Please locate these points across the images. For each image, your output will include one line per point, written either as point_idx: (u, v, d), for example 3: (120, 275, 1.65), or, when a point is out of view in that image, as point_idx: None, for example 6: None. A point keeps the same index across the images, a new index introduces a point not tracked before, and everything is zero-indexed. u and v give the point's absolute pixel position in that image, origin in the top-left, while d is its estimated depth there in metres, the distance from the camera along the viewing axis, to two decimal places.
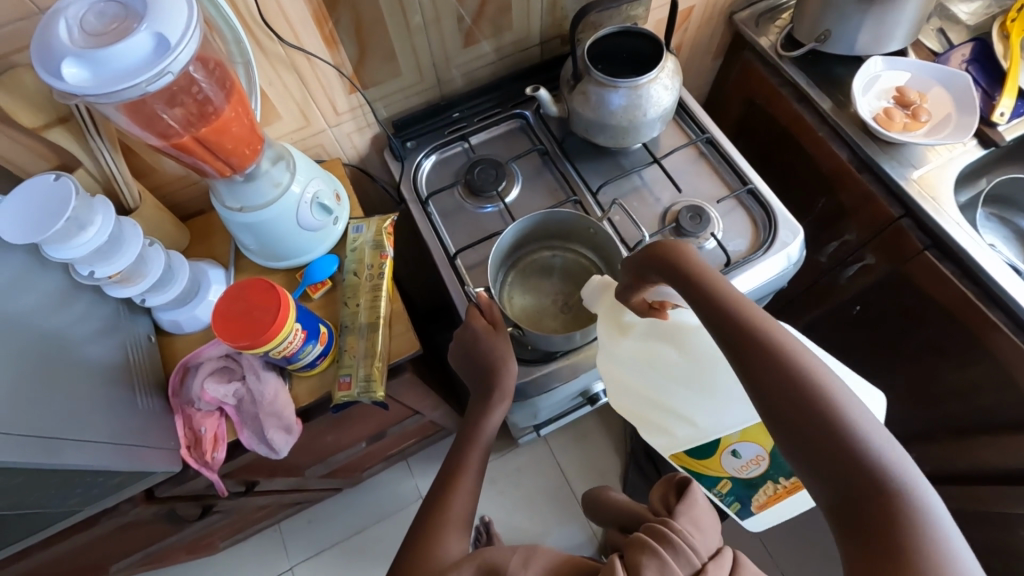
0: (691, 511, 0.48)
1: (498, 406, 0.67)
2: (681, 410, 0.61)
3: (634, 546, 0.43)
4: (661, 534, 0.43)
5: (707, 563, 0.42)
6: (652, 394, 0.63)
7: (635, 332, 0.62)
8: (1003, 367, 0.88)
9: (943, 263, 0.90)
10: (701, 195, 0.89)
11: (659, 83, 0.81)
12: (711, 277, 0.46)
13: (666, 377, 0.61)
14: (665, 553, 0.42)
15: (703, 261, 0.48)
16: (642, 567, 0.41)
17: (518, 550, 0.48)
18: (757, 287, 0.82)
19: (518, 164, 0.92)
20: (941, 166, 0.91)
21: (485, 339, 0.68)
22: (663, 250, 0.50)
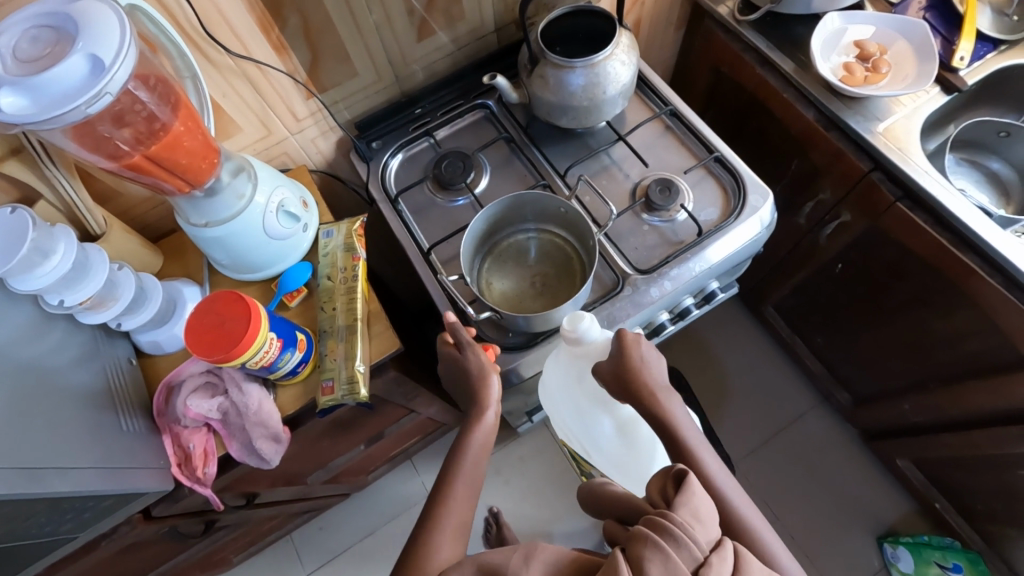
0: (691, 502, 0.47)
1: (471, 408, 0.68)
2: (587, 446, 0.87)
3: (635, 539, 0.44)
4: (660, 526, 0.44)
5: (710, 555, 0.43)
6: (571, 425, 0.84)
7: (581, 393, 0.77)
8: (984, 310, 0.89)
9: (915, 213, 0.90)
10: (669, 167, 0.89)
11: (616, 59, 0.81)
12: (661, 404, 0.61)
13: (590, 426, 0.80)
14: (667, 545, 0.42)
15: (657, 387, 0.61)
16: (645, 561, 0.42)
17: (520, 549, 0.47)
18: (732, 254, 0.82)
19: (485, 154, 0.93)
20: (907, 117, 0.91)
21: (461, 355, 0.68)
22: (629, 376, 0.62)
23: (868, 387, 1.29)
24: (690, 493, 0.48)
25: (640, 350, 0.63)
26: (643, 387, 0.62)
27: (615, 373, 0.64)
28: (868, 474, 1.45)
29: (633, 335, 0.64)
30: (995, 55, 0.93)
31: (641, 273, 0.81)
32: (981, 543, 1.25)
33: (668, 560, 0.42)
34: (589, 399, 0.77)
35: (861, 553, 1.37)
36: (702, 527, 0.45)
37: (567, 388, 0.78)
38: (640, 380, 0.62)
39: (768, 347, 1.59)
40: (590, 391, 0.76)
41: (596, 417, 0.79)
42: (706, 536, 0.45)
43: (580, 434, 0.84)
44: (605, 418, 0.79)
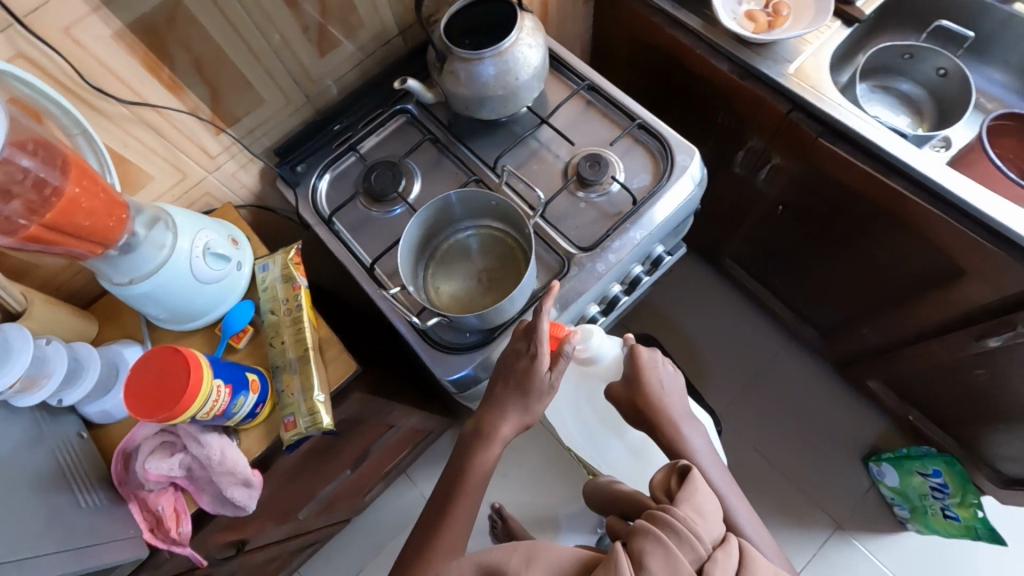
0: (692, 497, 0.53)
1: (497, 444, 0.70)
2: (597, 457, 1.01)
3: (638, 534, 0.50)
4: (666, 524, 0.50)
5: (715, 553, 0.49)
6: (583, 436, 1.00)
7: (593, 408, 0.93)
8: (915, 229, 0.93)
9: (839, 146, 0.92)
10: (596, 141, 0.90)
11: (522, 43, 0.80)
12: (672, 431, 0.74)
13: (599, 436, 0.96)
14: (668, 540, 0.48)
15: (669, 418, 0.75)
16: (646, 554, 0.48)
17: (523, 550, 0.53)
18: (670, 217, 0.83)
19: (413, 159, 0.91)
20: (815, 54, 0.93)
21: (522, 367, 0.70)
22: (645, 406, 0.76)
23: (831, 319, 1.34)
24: (691, 490, 0.54)
25: (653, 372, 0.77)
26: (657, 415, 0.75)
27: (631, 401, 0.77)
28: (845, 400, 1.50)
29: (647, 357, 0.78)
30: None
31: (584, 251, 0.81)
32: (957, 446, 1.31)
33: (670, 555, 0.48)
34: (598, 417, 0.94)
35: (850, 476, 1.44)
36: (705, 525, 0.51)
37: (580, 402, 0.94)
38: (654, 402, 0.76)
39: (733, 296, 1.63)
40: (599, 411, 0.93)
41: (606, 429, 0.95)
42: (708, 532, 0.50)
43: (590, 445, 1.00)
44: (612, 434, 0.95)
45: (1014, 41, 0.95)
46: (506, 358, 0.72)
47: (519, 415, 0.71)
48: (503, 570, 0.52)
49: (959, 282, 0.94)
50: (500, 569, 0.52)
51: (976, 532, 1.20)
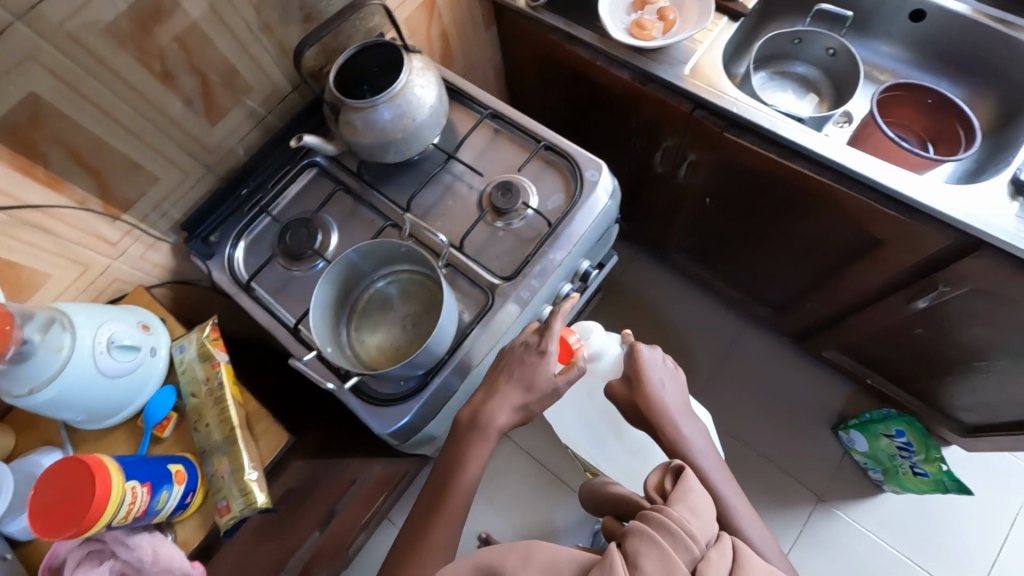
0: (686, 498, 0.56)
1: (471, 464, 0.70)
2: (595, 454, 1.09)
3: (636, 537, 0.53)
4: (661, 525, 0.53)
5: (709, 551, 0.52)
6: (584, 432, 1.07)
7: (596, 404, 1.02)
8: (828, 206, 0.95)
9: (744, 137, 0.94)
10: (506, 168, 0.90)
11: (412, 84, 0.81)
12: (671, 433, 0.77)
13: (599, 430, 1.04)
14: (665, 541, 0.52)
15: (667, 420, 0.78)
16: (643, 556, 0.51)
17: (522, 547, 0.55)
18: (587, 233, 0.84)
19: (328, 211, 0.90)
20: (707, 53, 0.95)
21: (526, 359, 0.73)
22: (646, 409, 0.80)
23: (778, 298, 1.36)
24: (686, 491, 0.57)
25: (651, 372, 0.82)
26: (658, 418, 0.79)
27: (631, 403, 0.82)
28: (808, 374, 1.53)
29: (647, 354, 0.83)
30: None
31: (506, 280, 0.81)
32: (918, 403, 1.34)
33: (665, 555, 0.51)
34: (599, 413, 1.03)
35: (824, 445, 1.45)
36: (700, 526, 0.54)
37: (582, 400, 1.03)
38: (653, 404, 0.79)
39: (687, 288, 1.64)
40: (600, 411, 1.03)
41: (607, 425, 1.03)
42: (703, 532, 0.53)
43: (589, 441, 1.07)
44: (610, 431, 1.04)
45: (891, 15, 0.99)
46: (498, 367, 0.75)
47: (518, 411, 0.72)
48: (501, 569, 0.54)
49: (877, 251, 0.96)
50: (498, 568, 0.54)
51: (944, 485, 1.22)
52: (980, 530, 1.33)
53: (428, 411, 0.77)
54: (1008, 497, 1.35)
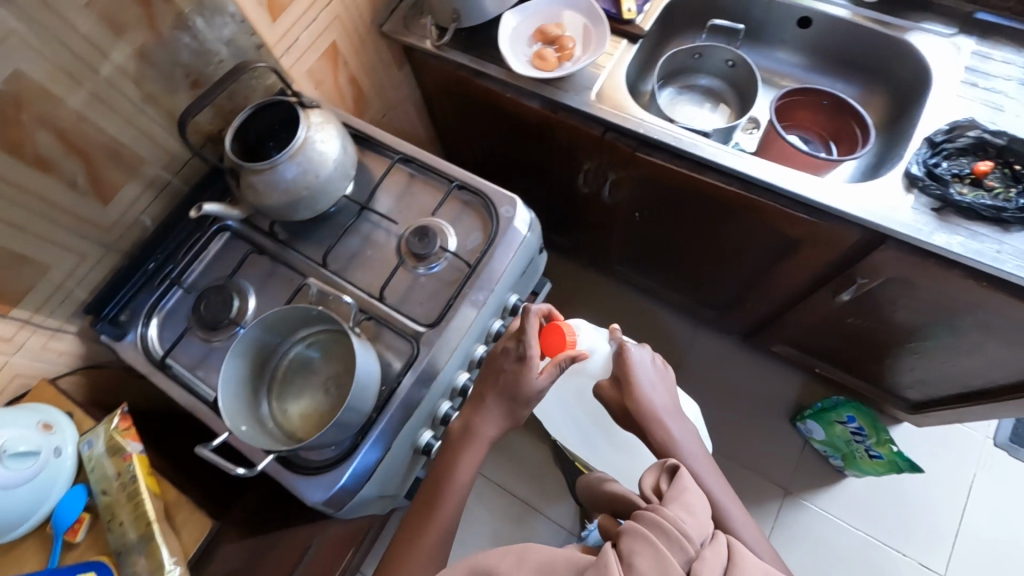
0: (681, 497, 0.56)
1: (463, 467, 0.78)
2: (583, 449, 1.15)
3: (629, 536, 0.51)
4: (654, 524, 0.52)
5: (703, 551, 0.50)
6: (573, 429, 1.15)
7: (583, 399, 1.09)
8: (744, 213, 0.97)
9: (656, 155, 0.95)
10: (423, 211, 0.89)
11: (312, 141, 0.79)
12: (659, 431, 0.81)
13: (587, 424, 1.12)
14: (657, 540, 0.50)
15: (655, 418, 0.83)
16: (636, 554, 0.49)
17: (516, 548, 0.55)
18: (508, 269, 0.84)
19: (244, 275, 0.87)
20: (610, 77, 0.97)
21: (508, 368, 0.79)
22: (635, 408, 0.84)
23: (721, 299, 1.38)
24: (681, 490, 0.57)
25: (639, 372, 0.87)
26: (646, 417, 0.83)
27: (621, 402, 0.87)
28: (763, 368, 1.55)
29: (634, 352, 0.89)
30: None
31: (431, 327, 0.80)
32: (867, 386, 1.37)
33: (659, 556, 0.49)
34: (586, 408, 1.10)
35: (786, 436, 1.48)
36: (694, 525, 0.52)
37: (570, 396, 1.10)
38: (641, 404, 0.84)
39: (638, 298, 1.66)
40: (586, 410, 1.11)
41: (596, 419, 1.11)
42: (697, 532, 0.52)
43: (579, 436, 1.14)
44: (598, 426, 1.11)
45: (781, 22, 1.02)
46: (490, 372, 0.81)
47: (504, 418, 0.80)
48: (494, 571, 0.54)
49: (796, 250, 0.99)
50: (492, 570, 0.54)
51: (899, 465, 1.24)
52: (942, 500, 1.36)
53: (363, 473, 0.75)
54: (964, 464, 1.38)
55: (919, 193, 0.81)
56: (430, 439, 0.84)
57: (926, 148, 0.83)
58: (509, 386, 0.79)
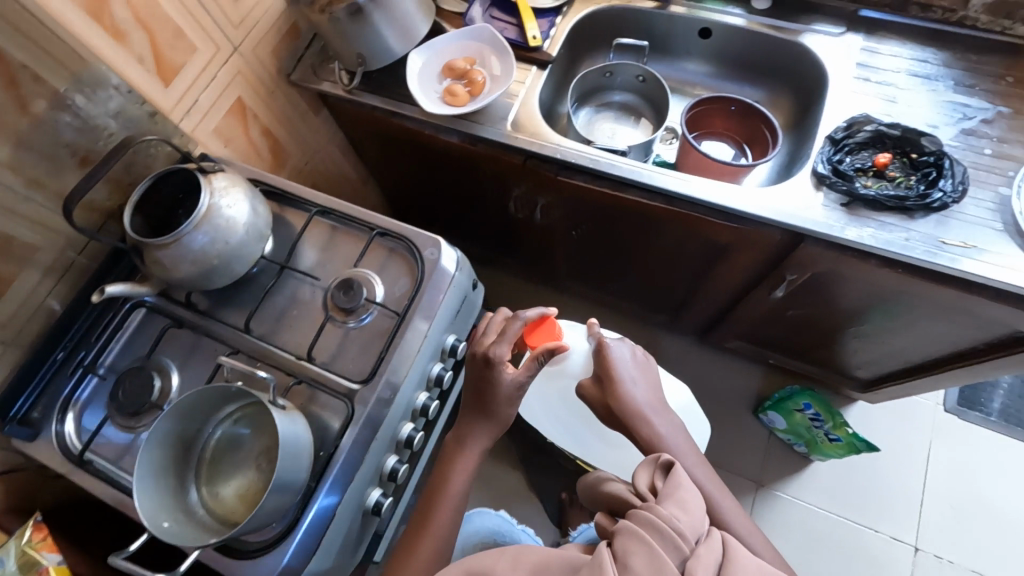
0: (676, 494, 0.59)
1: (455, 477, 0.82)
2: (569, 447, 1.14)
3: (626, 537, 0.55)
4: (649, 524, 0.56)
5: (697, 547, 0.55)
6: (557, 430, 1.12)
7: (565, 399, 1.07)
8: (671, 224, 0.98)
9: (577, 178, 0.96)
10: (347, 262, 0.87)
11: (217, 207, 0.76)
12: (645, 428, 0.82)
13: (571, 424, 1.10)
14: (654, 540, 0.54)
15: (640, 415, 0.83)
16: (633, 554, 0.54)
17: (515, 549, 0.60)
18: (438, 313, 0.82)
19: (164, 352, 0.83)
20: (524, 105, 0.97)
21: (486, 382, 0.81)
22: (619, 408, 0.85)
23: (670, 304, 1.40)
24: (675, 488, 0.60)
25: (620, 369, 0.88)
26: (630, 416, 0.84)
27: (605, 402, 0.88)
28: (721, 364, 1.57)
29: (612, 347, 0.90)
30: (562, 18, 1.03)
31: (364, 384, 0.77)
32: (819, 370, 1.40)
33: (656, 555, 0.53)
34: (567, 408, 1.08)
35: (750, 429, 1.50)
36: (689, 523, 0.56)
37: (550, 398, 1.07)
38: (626, 403, 0.84)
39: (593, 309, 1.66)
40: (573, 411, 1.08)
41: (581, 418, 1.09)
42: (692, 530, 0.56)
43: (565, 436, 1.12)
44: (584, 425, 1.10)
45: (684, 34, 1.05)
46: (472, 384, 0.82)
47: (491, 429, 0.83)
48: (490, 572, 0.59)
49: (727, 254, 1.00)
50: (489, 570, 0.59)
51: (857, 446, 1.27)
52: (903, 472, 1.40)
53: (317, 531, 0.72)
54: (920, 434, 1.42)
55: (828, 190, 0.84)
56: (380, 496, 0.81)
57: (828, 146, 0.86)
58: (487, 399, 0.81)
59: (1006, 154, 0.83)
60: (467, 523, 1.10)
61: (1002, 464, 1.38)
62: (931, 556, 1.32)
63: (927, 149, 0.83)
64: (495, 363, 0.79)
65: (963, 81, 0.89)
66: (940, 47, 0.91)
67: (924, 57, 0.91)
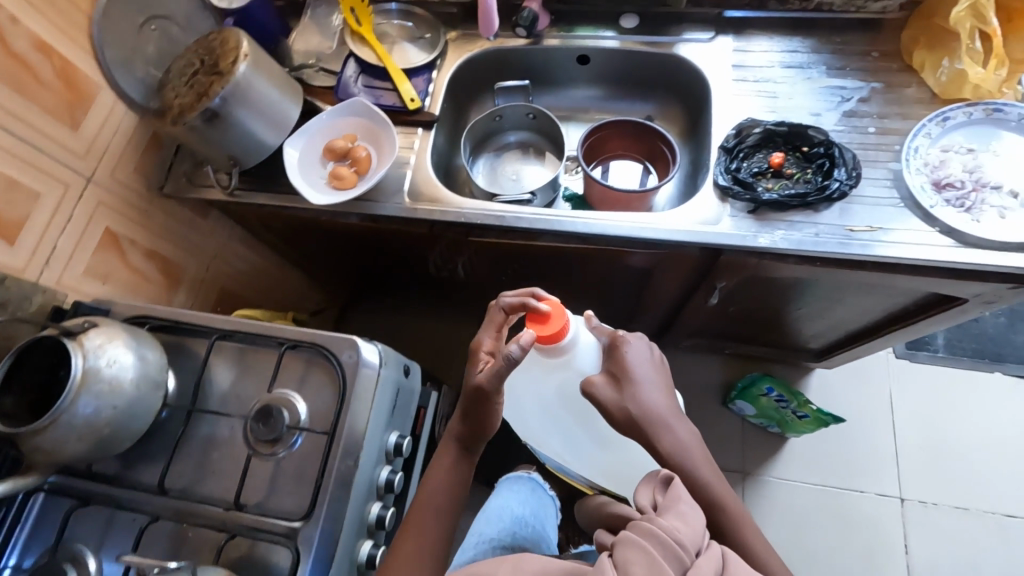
0: (676, 505, 0.51)
1: (436, 475, 0.78)
2: (567, 453, 0.97)
3: (623, 545, 0.46)
4: (647, 531, 0.47)
5: (697, 561, 0.46)
6: (552, 430, 0.95)
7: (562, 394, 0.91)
8: (594, 259, 0.95)
9: (489, 236, 0.92)
10: (261, 386, 0.80)
11: (95, 369, 0.68)
12: (662, 439, 0.74)
13: (568, 424, 0.94)
14: (653, 550, 0.45)
15: (658, 421, 0.75)
16: (630, 562, 0.45)
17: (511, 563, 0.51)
18: (370, 421, 0.76)
19: (75, 535, 0.74)
20: (417, 174, 0.93)
21: (469, 383, 0.76)
22: (633, 415, 0.75)
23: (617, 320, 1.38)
24: (675, 497, 0.52)
25: (631, 366, 0.79)
26: (645, 423, 0.75)
27: (621, 409, 0.76)
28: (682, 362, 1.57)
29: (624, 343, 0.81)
30: (437, 73, 1.00)
31: (304, 521, 0.70)
32: (774, 350, 1.41)
33: (654, 562, 0.44)
34: (566, 406, 0.92)
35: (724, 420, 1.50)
36: (689, 534, 0.48)
37: (546, 390, 0.91)
38: (640, 411, 0.75)
39: None
40: (572, 407, 0.92)
41: (582, 416, 0.92)
42: (692, 541, 0.48)
43: (560, 438, 0.95)
44: (582, 428, 0.94)
45: (564, 64, 1.03)
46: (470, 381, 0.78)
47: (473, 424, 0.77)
48: None
49: (655, 275, 0.99)
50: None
51: (824, 419, 1.29)
52: (874, 427, 1.42)
53: None
54: (879, 386, 1.46)
55: (733, 201, 0.83)
56: None
57: (723, 157, 0.85)
58: (467, 398, 0.76)
59: (888, 130, 0.85)
60: (500, 493, 1.06)
61: (959, 398, 1.43)
62: (916, 503, 1.35)
63: (816, 140, 0.84)
64: (476, 353, 0.79)
65: (833, 65, 0.90)
66: (804, 35, 0.93)
67: (793, 48, 0.92)
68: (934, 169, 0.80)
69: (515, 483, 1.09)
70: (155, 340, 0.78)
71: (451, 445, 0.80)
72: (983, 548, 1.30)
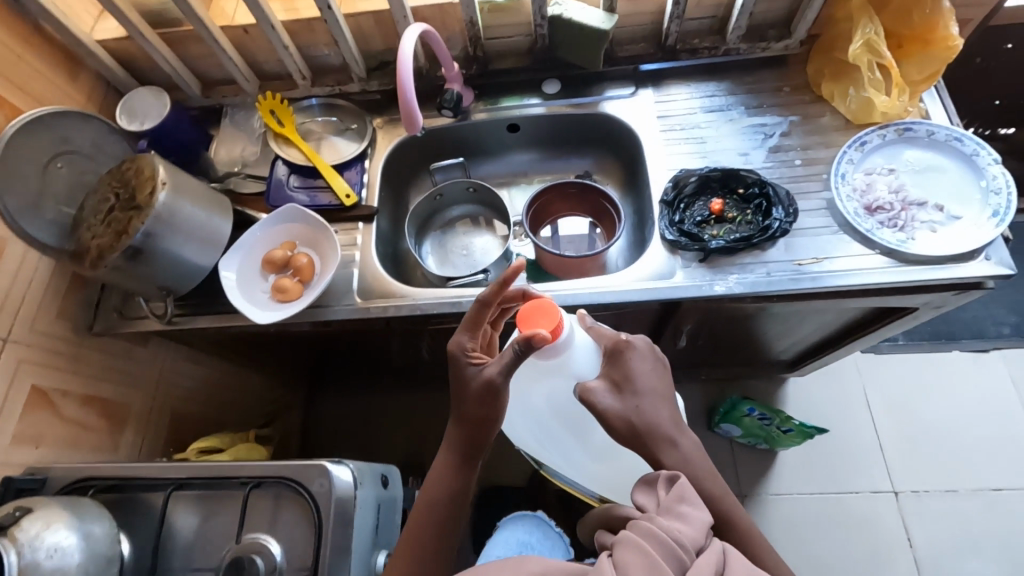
0: (677, 505, 0.48)
1: (434, 484, 0.70)
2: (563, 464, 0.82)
3: (621, 545, 0.44)
4: (647, 531, 0.44)
5: (697, 559, 0.44)
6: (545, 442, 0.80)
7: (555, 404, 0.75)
8: None
9: (449, 322, 0.89)
10: (230, 533, 0.74)
11: (31, 565, 0.61)
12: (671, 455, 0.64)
13: (562, 437, 0.78)
14: (651, 550, 0.43)
15: (664, 430, 0.65)
16: (628, 563, 0.42)
17: (511, 562, 0.45)
18: (354, 552, 0.71)
19: None
20: (365, 271, 0.90)
21: (467, 385, 0.68)
22: (638, 425, 0.65)
23: None
24: (678, 494, 0.49)
25: (630, 368, 0.68)
26: (650, 434, 0.64)
27: (625, 417, 0.65)
28: None
29: (628, 347, 0.69)
30: (369, 163, 0.99)
31: None
32: (747, 367, 1.43)
33: (652, 561, 0.42)
34: (560, 416, 0.76)
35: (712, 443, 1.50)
36: (689, 532, 0.45)
37: (537, 400, 0.76)
38: (643, 420, 0.65)
39: None
40: (566, 417, 0.76)
41: (579, 427, 0.77)
42: (692, 540, 0.45)
43: (554, 449, 0.80)
44: (580, 441, 0.78)
45: (495, 133, 1.03)
46: (460, 387, 0.69)
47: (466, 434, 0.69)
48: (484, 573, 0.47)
49: (621, 330, 0.98)
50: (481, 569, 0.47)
51: (808, 431, 1.30)
52: (856, 425, 1.45)
53: None
54: (852, 383, 1.49)
55: (682, 253, 0.84)
56: None
57: (664, 210, 0.87)
58: (465, 401, 0.68)
59: (813, 160, 0.88)
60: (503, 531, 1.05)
61: (927, 381, 1.47)
62: (910, 493, 1.37)
63: (749, 181, 0.86)
64: (459, 358, 0.70)
65: (751, 103, 0.94)
66: (718, 78, 0.96)
67: (710, 91, 0.95)
68: (862, 194, 0.83)
69: (519, 520, 1.06)
70: (100, 506, 0.71)
71: (451, 448, 0.70)
72: (980, 527, 1.33)
